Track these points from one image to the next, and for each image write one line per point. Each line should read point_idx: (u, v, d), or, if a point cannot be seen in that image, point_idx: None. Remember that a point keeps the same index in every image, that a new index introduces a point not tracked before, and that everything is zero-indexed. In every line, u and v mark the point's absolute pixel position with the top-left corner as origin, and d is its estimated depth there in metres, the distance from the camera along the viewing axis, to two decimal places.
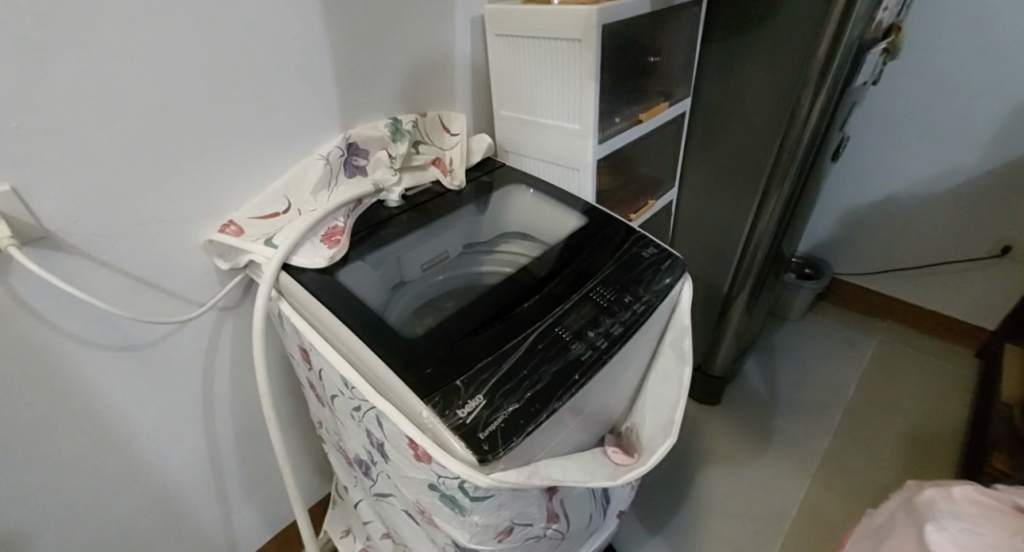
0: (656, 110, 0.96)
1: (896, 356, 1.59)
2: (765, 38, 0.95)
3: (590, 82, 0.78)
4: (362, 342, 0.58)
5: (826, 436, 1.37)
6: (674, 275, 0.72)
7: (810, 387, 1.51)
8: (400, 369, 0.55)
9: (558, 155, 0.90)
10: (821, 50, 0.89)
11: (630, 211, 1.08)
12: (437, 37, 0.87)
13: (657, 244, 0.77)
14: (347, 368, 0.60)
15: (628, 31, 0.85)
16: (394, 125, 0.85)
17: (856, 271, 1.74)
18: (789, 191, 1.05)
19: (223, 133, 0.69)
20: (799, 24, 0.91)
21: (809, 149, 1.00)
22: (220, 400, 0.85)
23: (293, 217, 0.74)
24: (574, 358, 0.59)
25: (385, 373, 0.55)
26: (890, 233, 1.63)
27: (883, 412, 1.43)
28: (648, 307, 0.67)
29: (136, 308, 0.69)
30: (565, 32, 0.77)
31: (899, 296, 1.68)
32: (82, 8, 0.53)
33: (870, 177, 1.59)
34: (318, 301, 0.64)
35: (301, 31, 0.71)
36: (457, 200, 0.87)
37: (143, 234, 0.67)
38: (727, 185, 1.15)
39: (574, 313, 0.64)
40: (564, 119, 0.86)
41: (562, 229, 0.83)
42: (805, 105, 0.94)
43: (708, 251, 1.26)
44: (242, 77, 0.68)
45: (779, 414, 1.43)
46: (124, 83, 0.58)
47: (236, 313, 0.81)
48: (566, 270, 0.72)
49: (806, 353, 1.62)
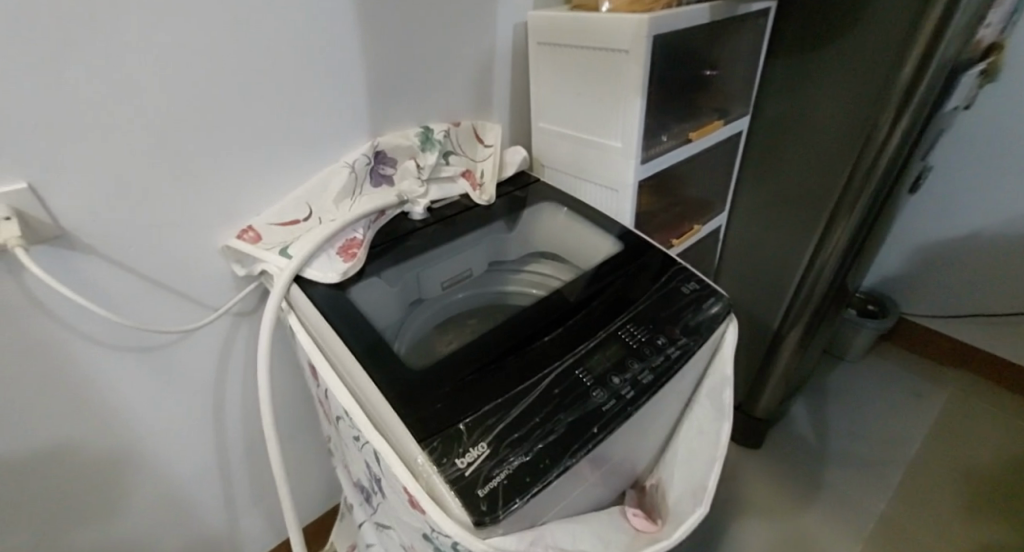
0: (709, 129, 0.88)
1: (969, 413, 1.43)
2: (841, 53, 0.85)
3: (636, 97, 0.72)
4: (364, 371, 0.54)
5: (879, 497, 1.24)
6: (716, 317, 0.64)
7: (864, 439, 1.37)
8: (399, 406, 0.50)
9: (597, 174, 0.84)
10: (907, 71, 0.79)
11: (673, 236, 1.01)
12: (476, 44, 0.83)
13: (700, 279, 0.69)
14: (345, 396, 0.56)
15: (683, 44, 0.78)
16: (425, 134, 0.82)
17: (926, 313, 1.58)
18: (856, 225, 0.94)
19: (246, 136, 0.67)
20: (883, 40, 0.81)
21: (884, 180, 0.89)
22: (231, 405, 0.84)
23: (312, 226, 0.71)
24: (594, 407, 0.52)
25: (383, 410, 0.51)
26: (970, 273, 1.47)
27: (947, 477, 1.29)
28: (684, 352, 0.60)
29: (149, 311, 0.68)
30: (612, 42, 0.71)
31: (974, 344, 1.52)
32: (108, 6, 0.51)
33: (952, 210, 1.43)
34: (326, 322, 0.60)
35: (333, 35, 0.68)
36: (485, 216, 0.82)
37: (160, 237, 0.65)
38: (785, 213, 1.05)
39: (599, 354, 0.58)
40: (606, 136, 0.79)
41: (594, 255, 0.77)
42: (882, 132, 0.84)
43: (757, 282, 1.16)
44: (270, 80, 0.66)
45: (826, 466, 1.31)
46: (148, 84, 0.57)
47: (252, 319, 0.79)
48: (595, 302, 0.65)
49: (862, 400, 1.48)
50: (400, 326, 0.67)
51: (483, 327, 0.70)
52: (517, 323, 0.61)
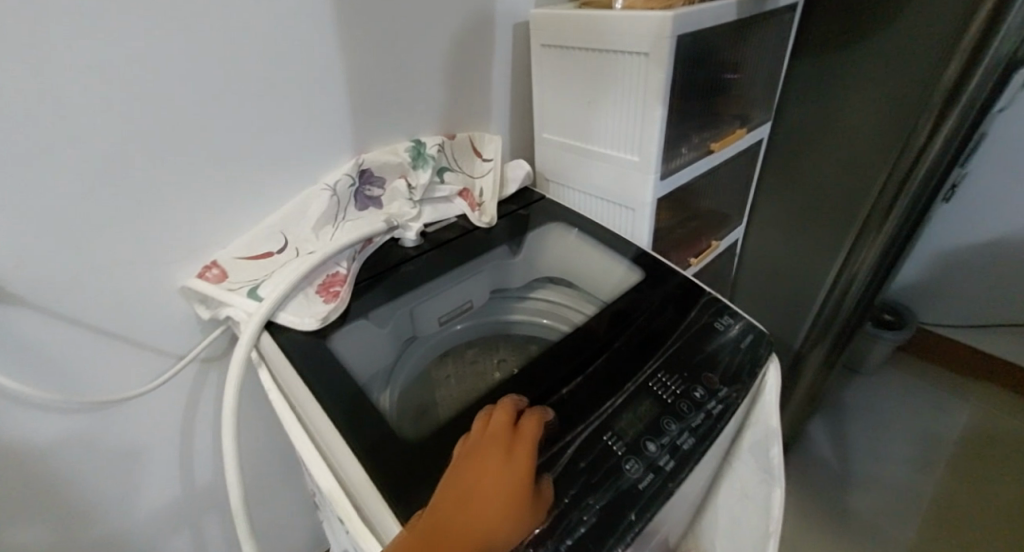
0: (733, 138, 0.82)
1: (994, 429, 1.37)
2: (880, 47, 0.79)
3: (656, 105, 0.63)
4: (350, 450, 0.45)
5: (907, 524, 1.18)
6: (758, 363, 0.56)
7: (886, 459, 1.31)
8: (391, 498, 0.42)
9: (609, 191, 0.75)
10: (951, 72, 0.71)
11: (691, 256, 0.93)
12: (472, 46, 0.74)
13: (735, 313, 0.61)
14: (325, 477, 0.47)
15: (707, 45, 0.70)
16: (416, 149, 0.72)
17: (940, 322, 1.53)
18: (885, 245, 0.85)
19: (207, 158, 0.57)
20: (923, 36, 0.74)
21: (919, 197, 0.80)
22: (203, 458, 0.75)
23: (288, 260, 0.62)
24: (629, 486, 0.45)
25: (373, 506, 0.42)
26: (990, 280, 1.42)
27: (975, 497, 1.22)
28: (727, 407, 0.52)
29: (96, 364, 0.58)
30: (628, 43, 0.62)
31: (995, 353, 1.47)
32: (27, 7, 0.43)
33: (974, 215, 1.37)
34: (301, 381, 0.51)
35: (306, 39, 0.59)
36: (487, 240, 0.73)
37: (107, 281, 0.55)
38: (809, 224, 0.98)
39: (629, 414, 0.50)
40: (620, 149, 0.71)
41: (610, 284, 0.68)
42: (921, 139, 0.76)
43: (778, 297, 1.10)
44: (235, 92, 0.56)
45: (848, 490, 1.25)
46: (82, 98, 0.48)
47: (222, 364, 0.70)
48: (618, 343, 0.56)
49: (881, 415, 1.42)
50: (389, 375, 0.58)
51: (487, 371, 0.61)
52: (529, 377, 0.52)
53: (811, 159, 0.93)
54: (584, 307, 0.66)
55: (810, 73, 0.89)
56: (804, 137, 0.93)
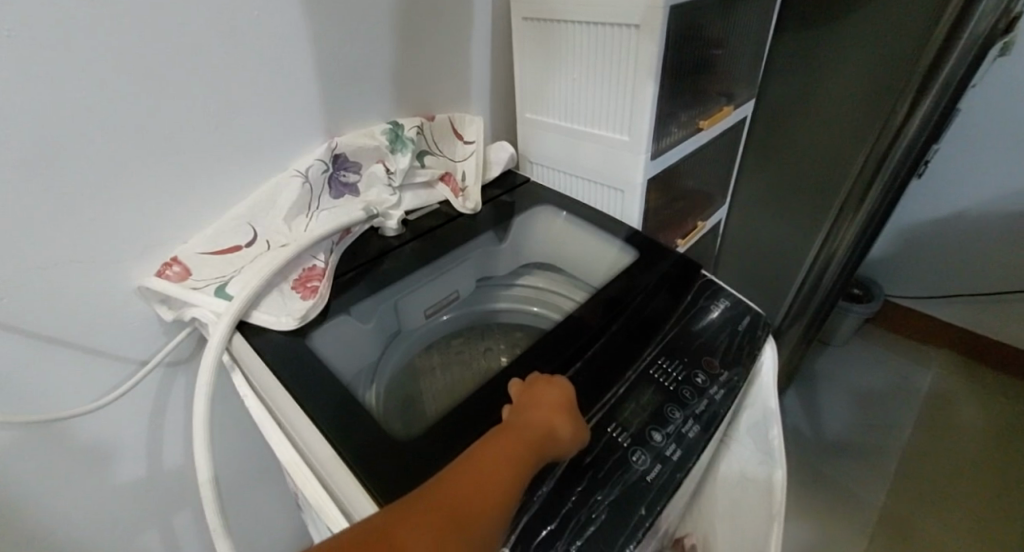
0: (717, 117, 0.81)
1: (956, 393, 1.44)
2: (860, 20, 0.78)
3: (648, 82, 0.61)
4: (340, 459, 0.42)
5: (879, 487, 1.22)
6: (757, 345, 0.55)
7: (860, 427, 1.36)
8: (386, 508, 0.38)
9: (597, 171, 0.72)
10: (932, 47, 0.70)
11: (678, 236, 0.94)
12: (448, 19, 0.70)
13: (731, 295, 0.59)
14: (311, 487, 0.44)
15: (696, 19, 0.67)
16: (394, 131, 0.68)
17: (907, 295, 1.58)
18: (864, 221, 0.86)
19: (160, 145, 0.52)
20: (904, 9, 0.73)
21: (896, 174, 0.80)
22: (174, 468, 0.69)
23: (258, 253, 0.57)
24: (637, 479, 0.43)
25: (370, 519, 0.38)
26: (954, 253, 1.47)
27: (941, 458, 1.29)
28: (730, 390, 0.51)
29: (46, 376, 0.53)
30: (617, 16, 0.59)
31: (956, 323, 1.53)
32: None
33: (938, 191, 1.41)
34: (280, 386, 0.47)
35: (268, 10, 0.54)
36: (472, 226, 0.69)
37: (51, 283, 0.50)
38: (790, 202, 0.98)
39: (633, 403, 0.47)
40: (610, 128, 0.68)
41: (600, 267, 0.66)
42: (900, 116, 0.75)
43: (760, 275, 1.11)
44: (190, 68, 0.51)
45: (826, 459, 1.29)
46: (7, 75, 0.42)
47: (191, 367, 0.65)
48: (615, 324, 0.53)
49: (853, 385, 1.47)
50: (373, 371, 0.54)
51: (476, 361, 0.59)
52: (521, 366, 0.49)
53: (792, 136, 0.93)
54: (574, 292, 0.64)
55: (793, 49, 0.88)
56: (786, 113, 0.92)
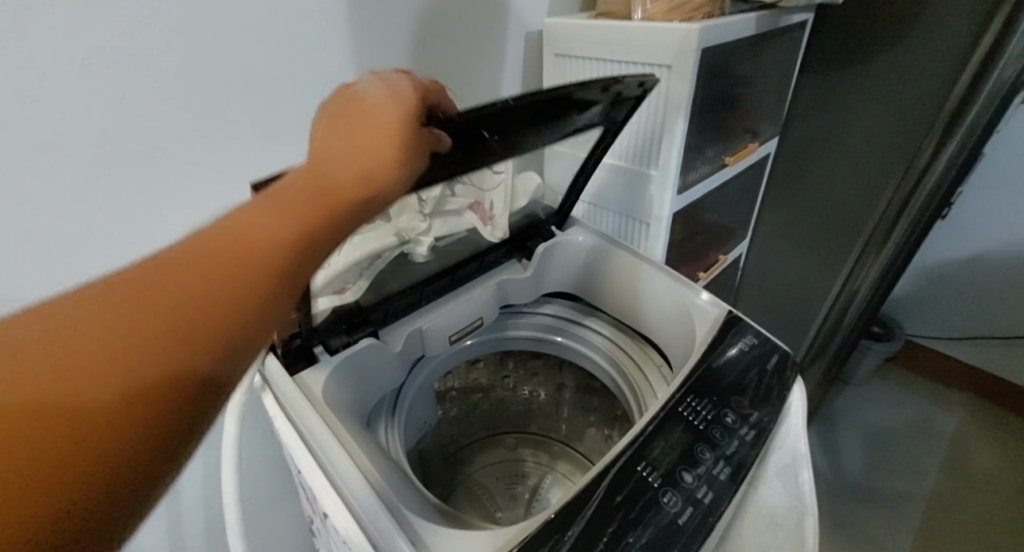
0: (742, 153, 0.82)
1: (976, 438, 1.41)
2: (884, 64, 0.79)
3: (677, 119, 0.62)
4: (377, 492, 0.43)
5: (900, 536, 1.18)
6: (785, 387, 0.55)
7: (880, 470, 1.32)
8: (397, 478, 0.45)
9: (624, 203, 0.74)
10: (957, 93, 0.72)
11: (699, 269, 0.94)
12: (483, 52, 0.72)
13: (757, 331, 0.59)
14: (338, 512, 0.45)
15: (724, 61, 0.69)
16: None
17: (927, 335, 1.56)
18: (887, 261, 0.88)
19: (207, 169, 0.54)
20: (929, 56, 0.74)
21: (923, 214, 0.82)
22: (189, 483, 0.69)
23: None
24: (669, 521, 0.42)
25: (441, 543, 0.40)
26: (976, 294, 1.45)
27: (965, 506, 1.25)
28: (759, 432, 0.51)
29: None
30: (650, 56, 0.61)
31: (977, 365, 1.51)
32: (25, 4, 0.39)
33: (961, 231, 1.40)
34: (322, 412, 0.49)
35: (315, 45, 0.56)
36: (496, 257, 0.69)
37: None
38: (809, 236, 0.99)
39: (663, 443, 0.46)
40: (638, 162, 0.69)
41: (611, 300, 0.70)
42: (925, 159, 0.77)
43: (777, 308, 1.11)
44: (241, 95, 0.53)
45: (845, 502, 1.25)
46: (74, 102, 0.44)
47: None
48: (529, 126, 0.46)
49: (871, 424, 1.44)
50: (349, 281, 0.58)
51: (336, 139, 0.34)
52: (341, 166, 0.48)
53: (814, 172, 0.94)
54: (587, 320, 0.73)
55: (815, 89, 0.89)
56: (808, 151, 0.93)
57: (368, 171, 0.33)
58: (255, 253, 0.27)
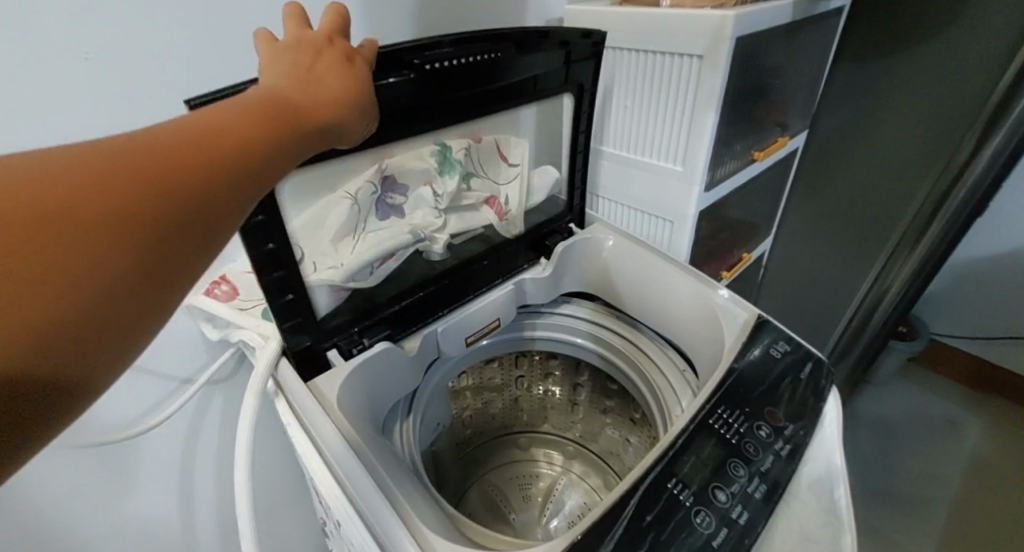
0: (771, 148, 0.79)
1: (1003, 441, 1.36)
2: (923, 53, 0.75)
3: (707, 111, 0.59)
4: (393, 508, 0.41)
5: (922, 541, 1.15)
6: (820, 397, 0.52)
7: (901, 473, 1.29)
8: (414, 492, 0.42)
9: (647, 200, 0.71)
10: (1002, 85, 0.67)
11: (723, 268, 0.91)
12: None
13: (788, 336, 0.56)
14: (356, 525, 0.43)
15: (757, 52, 0.65)
16: (443, 152, 0.57)
17: (952, 335, 1.51)
18: (919, 263, 0.83)
19: None
20: (973, 45, 0.70)
21: (962, 212, 0.76)
22: (202, 484, 0.68)
23: None
24: (702, 543, 0.40)
25: None
26: (1006, 294, 1.40)
27: (991, 511, 1.21)
28: (795, 447, 0.48)
29: None
30: (680, 45, 0.57)
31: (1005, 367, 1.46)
32: None
33: (993, 229, 1.35)
34: (337, 419, 0.47)
35: None
36: (513, 253, 0.66)
37: None
38: (837, 233, 0.95)
39: (693, 458, 0.44)
40: (663, 158, 0.66)
41: (630, 300, 0.67)
42: (965, 154, 0.72)
43: (801, 308, 1.08)
44: None
45: (866, 506, 1.22)
46: None
47: (229, 385, 0.64)
48: (468, 62, 0.45)
49: (894, 426, 1.40)
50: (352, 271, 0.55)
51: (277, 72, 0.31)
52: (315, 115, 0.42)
53: (844, 167, 0.90)
54: (604, 319, 0.70)
55: (848, 80, 0.85)
56: (838, 144, 0.89)
57: (317, 91, 0.30)
58: (210, 149, 0.24)
